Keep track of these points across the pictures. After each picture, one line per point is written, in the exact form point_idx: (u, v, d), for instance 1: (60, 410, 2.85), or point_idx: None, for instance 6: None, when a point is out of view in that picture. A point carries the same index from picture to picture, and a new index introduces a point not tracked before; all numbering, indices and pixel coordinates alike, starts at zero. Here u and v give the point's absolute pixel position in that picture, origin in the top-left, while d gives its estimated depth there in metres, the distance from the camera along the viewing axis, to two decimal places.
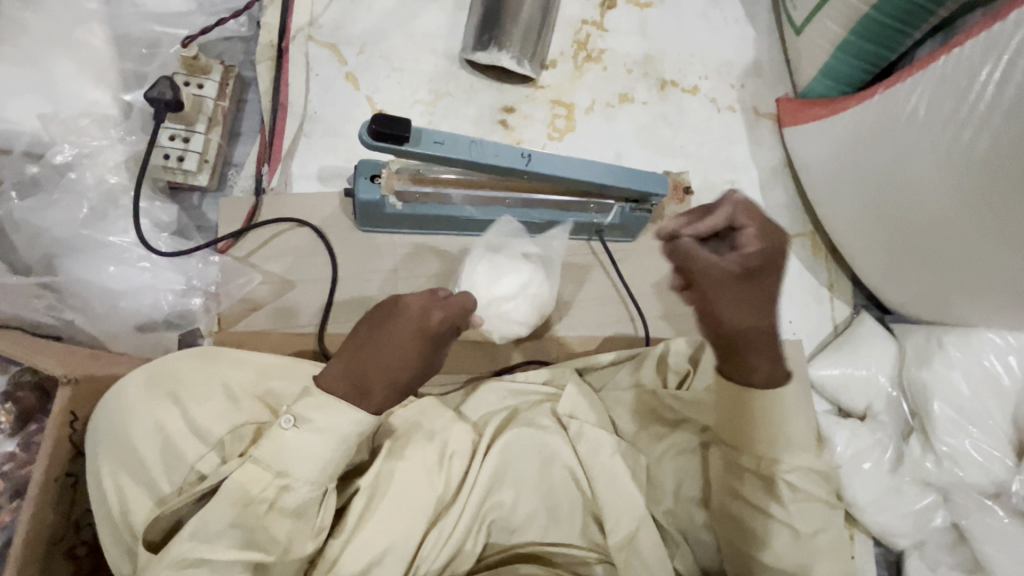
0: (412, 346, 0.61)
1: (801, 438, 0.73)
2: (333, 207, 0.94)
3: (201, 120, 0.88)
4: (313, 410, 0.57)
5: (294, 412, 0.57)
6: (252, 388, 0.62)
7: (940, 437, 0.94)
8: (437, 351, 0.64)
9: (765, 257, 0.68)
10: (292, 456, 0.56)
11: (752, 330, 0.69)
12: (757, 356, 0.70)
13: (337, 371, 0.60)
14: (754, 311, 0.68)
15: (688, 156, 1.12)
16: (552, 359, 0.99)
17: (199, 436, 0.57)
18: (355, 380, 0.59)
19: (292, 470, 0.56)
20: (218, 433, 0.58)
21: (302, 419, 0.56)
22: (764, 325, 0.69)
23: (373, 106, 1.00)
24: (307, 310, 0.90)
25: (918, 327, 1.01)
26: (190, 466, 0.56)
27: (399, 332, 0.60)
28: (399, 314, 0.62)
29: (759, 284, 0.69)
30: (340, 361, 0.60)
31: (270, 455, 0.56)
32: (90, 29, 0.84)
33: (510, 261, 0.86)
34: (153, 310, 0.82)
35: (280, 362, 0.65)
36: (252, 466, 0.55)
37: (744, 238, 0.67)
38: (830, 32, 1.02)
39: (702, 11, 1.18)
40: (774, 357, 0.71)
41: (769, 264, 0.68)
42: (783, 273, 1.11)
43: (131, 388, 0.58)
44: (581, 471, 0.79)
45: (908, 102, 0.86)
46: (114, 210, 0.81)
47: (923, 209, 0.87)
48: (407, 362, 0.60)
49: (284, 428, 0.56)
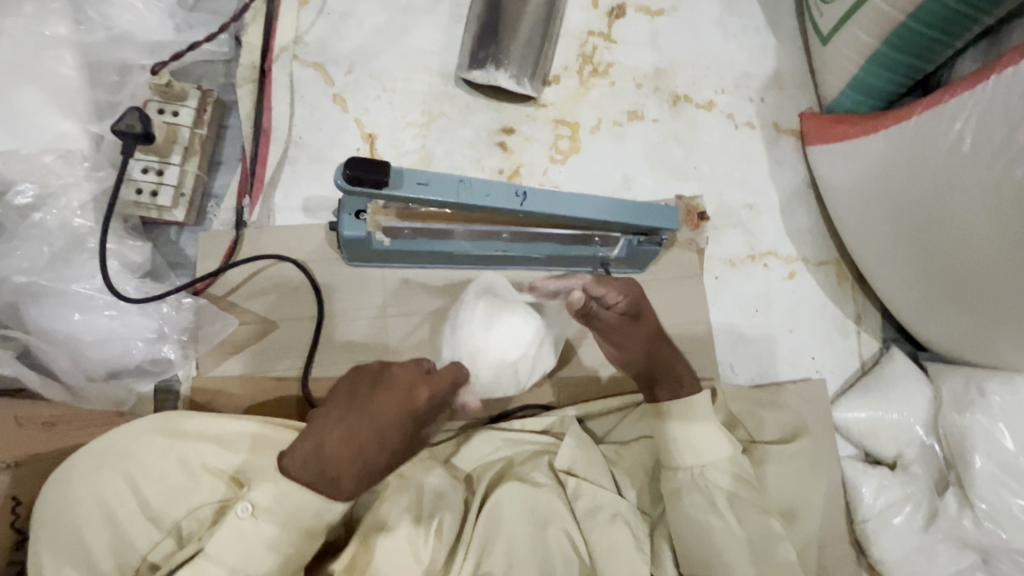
0: (392, 427, 0.59)
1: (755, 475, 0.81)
2: (318, 240, 0.88)
3: (176, 151, 0.83)
4: (275, 512, 0.55)
5: (252, 499, 0.55)
6: (207, 464, 0.60)
7: (979, 493, 0.86)
8: (419, 426, 0.62)
9: (636, 302, 0.76)
10: (241, 549, 0.54)
11: (640, 351, 0.77)
12: (658, 373, 0.78)
13: (304, 454, 0.56)
14: (642, 342, 0.77)
15: (702, 177, 1.04)
16: (553, 401, 0.94)
17: (152, 522, 0.56)
18: (324, 466, 0.56)
19: (244, 567, 0.54)
20: (172, 517, 0.57)
21: (263, 521, 0.55)
22: (654, 346, 0.78)
23: (362, 129, 0.94)
24: (290, 352, 0.84)
25: (955, 369, 0.92)
26: (141, 557, 0.55)
27: (381, 411, 0.58)
28: (384, 389, 0.60)
29: (648, 323, 0.77)
30: (309, 441, 0.57)
31: (222, 561, 0.54)
32: (59, 56, 0.80)
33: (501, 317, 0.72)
34: (122, 359, 0.77)
35: (244, 433, 0.63)
36: (202, 564, 0.53)
37: (609, 292, 0.74)
38: (861, 42, 0.92)
39: (719, 18, 1.09)
40: (676, 373, 0.79)
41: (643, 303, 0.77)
42: (806, 305, 1.03)
43: (77, 472, 0.56)
44: (579, 535, 0.74)
45: (950, 130, 0.77)
46: (79, 254, 0.76)
47: (963, 247, 0.79)
48: (383, 443, 0.59)
49: (241, 517, 0.54)
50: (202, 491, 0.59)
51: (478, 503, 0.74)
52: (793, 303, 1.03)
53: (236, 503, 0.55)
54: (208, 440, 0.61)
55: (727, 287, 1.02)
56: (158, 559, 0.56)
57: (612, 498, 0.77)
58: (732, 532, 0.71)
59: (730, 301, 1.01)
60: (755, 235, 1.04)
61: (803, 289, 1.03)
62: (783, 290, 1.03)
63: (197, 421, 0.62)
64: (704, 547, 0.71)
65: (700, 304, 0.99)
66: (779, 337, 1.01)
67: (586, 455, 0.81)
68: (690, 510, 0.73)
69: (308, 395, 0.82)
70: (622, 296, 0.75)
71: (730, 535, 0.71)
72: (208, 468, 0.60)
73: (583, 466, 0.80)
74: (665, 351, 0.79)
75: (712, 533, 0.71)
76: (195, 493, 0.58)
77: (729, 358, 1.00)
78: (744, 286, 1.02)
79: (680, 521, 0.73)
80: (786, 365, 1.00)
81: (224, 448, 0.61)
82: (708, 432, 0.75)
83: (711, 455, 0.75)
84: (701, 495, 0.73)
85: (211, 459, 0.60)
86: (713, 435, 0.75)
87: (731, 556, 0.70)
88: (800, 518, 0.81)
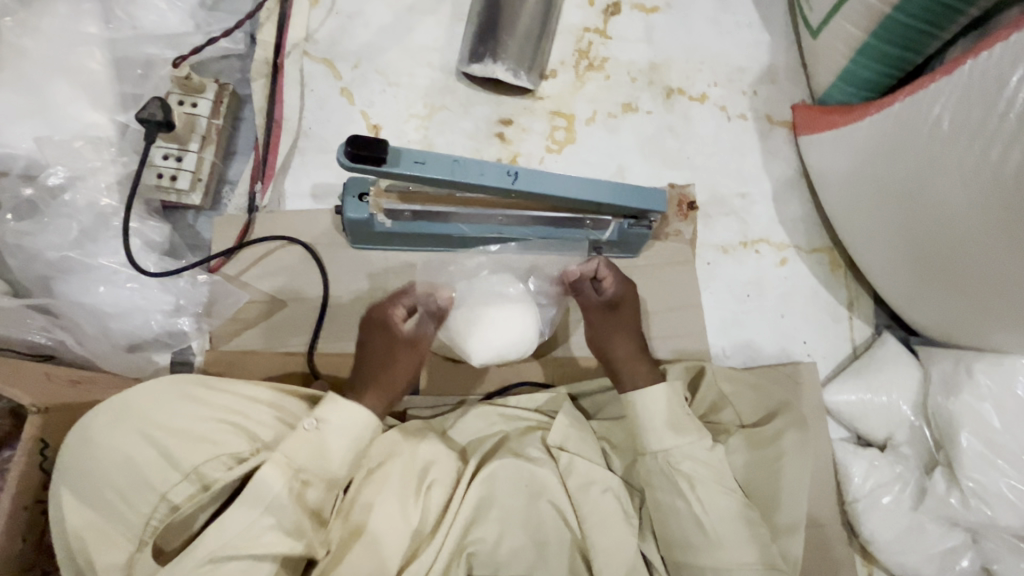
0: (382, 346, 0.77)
1: (758, 449, 0.81)
2: (324, 224, 0.93)
3: (194, 139, 0.89)
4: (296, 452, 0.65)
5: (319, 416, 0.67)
6: (227, 416, 0.67)
7: (967, 472, 0.86)
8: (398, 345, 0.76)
9: (622, 294, 0.85)
10: (309, 453, 0.66)
11: (613, 338, 0.83)
12: (628, 356, 0.82)
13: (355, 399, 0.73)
14: (619, 336, 0.83)
15: (694, 168, 1.07)
16: (548, 381, 0.97)
17: (172, 468, 0.62)
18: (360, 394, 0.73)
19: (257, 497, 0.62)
20: (190, 464, 0.63)
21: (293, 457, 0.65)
22: (620, 331, 0.83)
23: (367, 121, 0.99)
24: (298, 329, 0.90)
25: (944, 352, 0.94)
26: (161, 496, 0.62)
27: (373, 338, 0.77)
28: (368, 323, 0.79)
29: (624, 316, 0.84)
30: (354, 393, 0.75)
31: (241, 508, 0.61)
32: (89, 51, 0.87)
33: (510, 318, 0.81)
34: (142, 330, 0.82)
35: (264, 397, 0.72)
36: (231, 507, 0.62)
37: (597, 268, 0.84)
38: (848, 34, 0.95)
39: (712, 15, 1.13)
40: (643, 363, 0.82)
41: (626, 299, 0.85)
42: (798, 291, 1.05)
43: (98, 422, 0.63)
44: (567, 505, 0.77)
45: (930, 113, 0.80)
46: (105, 231, 0.82)
47: (945, 229, 0.82)
48: (388, 370, 0.75)
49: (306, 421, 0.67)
50: (215, 442, 0.65)
51: (467, 479, 0.76)
52: (785, 289, 1.05)
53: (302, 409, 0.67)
54: (227, 396, 0.68)
55: (720, 272, 1.04)
56: (177, 497, 0.62)
57: (598, 470, 0.79)
58: (721, 505, 0.74)
59: (722, 288, 1.04)
60: (747, 222, 1.06)
61: (794, 276, 1.05)
62: (776, 276, 1.05)
63: (211, 385, 0.69)
64: (693, 529, 0.73)
65: (691, 290, 1.02)
66: (771, 322, 1.03)
67: (578, 432, 0.83)
68: (681, 487, 0.74)
69: (315, 369, 0.88)
70: (615, 286, 0.84)
71: (725, 509, 0.74)
72: (229, 420, 0.67)
73: (574, 442, 0.82)
74: (639, 348, 0.83)
75: (702, 512, 0.73)
76: (216, 438, 0.65)
77: (721, 342, 1.02)
78: (736, 272, 1.05)
79: (662, 511, 0.75)
80: (778, 349, 1.02)
81: (245, 403, 0.69)
82: (678, 420, 0.77)
83: (683, 442, 0.76)
84: (677, 480, 0.75)
85: (234, 413, 0.68)
86: (683, 424, 0.77)
87: (721, 537, 0.72)
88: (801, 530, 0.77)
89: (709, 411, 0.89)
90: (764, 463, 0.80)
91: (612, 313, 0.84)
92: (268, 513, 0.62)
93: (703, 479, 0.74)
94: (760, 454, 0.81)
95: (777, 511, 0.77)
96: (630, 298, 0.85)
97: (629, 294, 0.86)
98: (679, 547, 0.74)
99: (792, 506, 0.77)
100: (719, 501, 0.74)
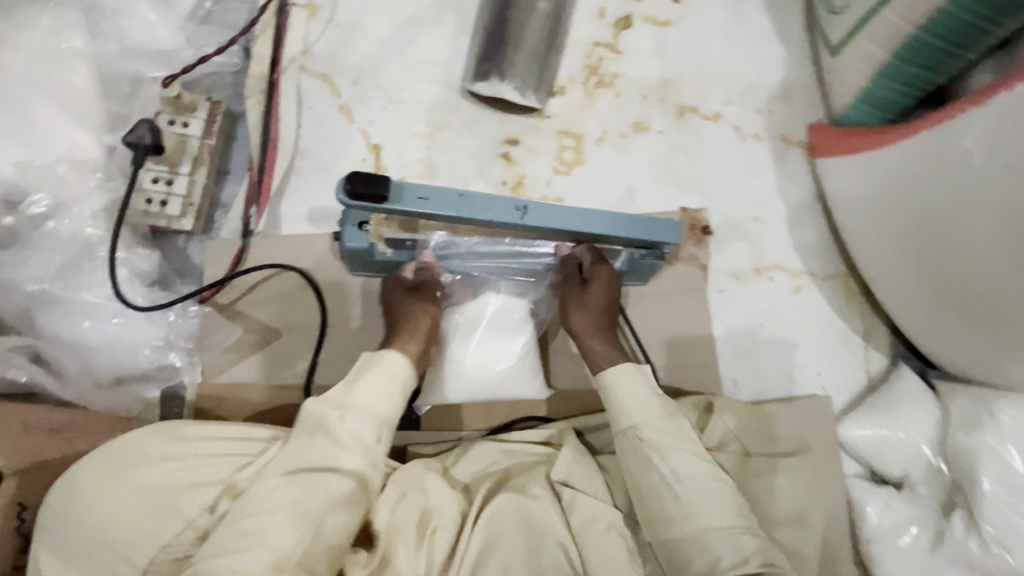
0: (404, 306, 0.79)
1: (762, 483, 0.81)
2: (322, 250, 0.89)
3: (185, 161, 0.85)
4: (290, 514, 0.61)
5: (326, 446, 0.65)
6: (223, 457, 0.65)
7: (987, 516, 0.83)
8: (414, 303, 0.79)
9: (603, 276, 0.81)
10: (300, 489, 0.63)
11: (585, 320, 0.83)
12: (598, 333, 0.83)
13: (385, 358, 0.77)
14: (590, 315, 0.82)
15: (707, 190, 1.03)
16: (553, 415, 0.92)
17: (165, 522, 0.60)
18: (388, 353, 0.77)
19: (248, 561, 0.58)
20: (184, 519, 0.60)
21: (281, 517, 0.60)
22: (595, 309, 0.82)
23: (367, 139, 0.95)
24: (296, 360, 0.86)
25: (964, 389, 0.90)
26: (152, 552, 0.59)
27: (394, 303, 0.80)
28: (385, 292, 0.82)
29: (600, 295, 0.82)
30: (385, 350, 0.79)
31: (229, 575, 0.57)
32: (75, 68, 0.83)
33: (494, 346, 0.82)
34: (130, 365, 0.79)
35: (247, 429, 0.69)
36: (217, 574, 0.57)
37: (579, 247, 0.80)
38: (870, 54, 0.91)
39: (726, 29, 1.08)
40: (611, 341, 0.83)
41: (605, 278, 0.81)
42: (813, 320, 1.01)
43: (83, 473, 0.60)
44: (574, 547, 0.72)
45: (960, 145, 0.76)
46: (89, 261, 0.78)
47: (970, 264, 0.78)
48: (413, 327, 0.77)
49: (311, 474, 0.64)
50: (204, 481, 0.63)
51: (471, 520, 0.73)
52: (798, 317, 1.01)
53: (306, 458, 0.65)
54: (219, 438, 0.67)
55: (732, 300, 1.01)
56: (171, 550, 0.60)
57: (606, 509, 0.75)
58: (725, 517, 0.68)
59: (734, 317, 1.00)
60: (761, 248, 1.03)
61: (809, 303, 1.02)
62: (790, 304, 1.01)
63: (201, 427, 0.67)
64: (687, 523, 0.68)
65: (701, 319, 0.98)
66: (783, 352, 1.00)
67: (582, 467, 0.78)
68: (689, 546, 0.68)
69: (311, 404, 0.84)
70: (594, 264, 0.81)
71: (721, 517, 0.68)
72: (215, 457, 0.65)
73: (579, 477, 0.77)
74: (602, 322, 0.83)
75: (691, 504, 0.69)
76: (210, 482, 0.63)
77: (732, 372, 0.99)
78: (749, 300, 1.01)
79: (651, 515, 0.71)
80: (791, 380, 0.99)
81: (239, 443, 0.67)
82: (644, 397, 0.76)
83: (655, 417, 0.74)
84: (651, 456, 0.72)
85: (228, 454, 0.66)
86: (650, 400, 0.76)
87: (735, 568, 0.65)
88: (809, 519, 0.79)
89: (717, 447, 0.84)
90: (764, 487, 0.80)
91: (587, 294, 0.81)
92: (321, 434, 0.66)
93: (686, 463, 0.71)
94: (763, 485, 0.80)
95: (776, 504, 0.80)
96: (604, 275, 0.81)
97: (603, 271, 0.81)
98: (666, 537, 0.69)
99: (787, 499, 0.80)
100: (699, 483, 0.70)
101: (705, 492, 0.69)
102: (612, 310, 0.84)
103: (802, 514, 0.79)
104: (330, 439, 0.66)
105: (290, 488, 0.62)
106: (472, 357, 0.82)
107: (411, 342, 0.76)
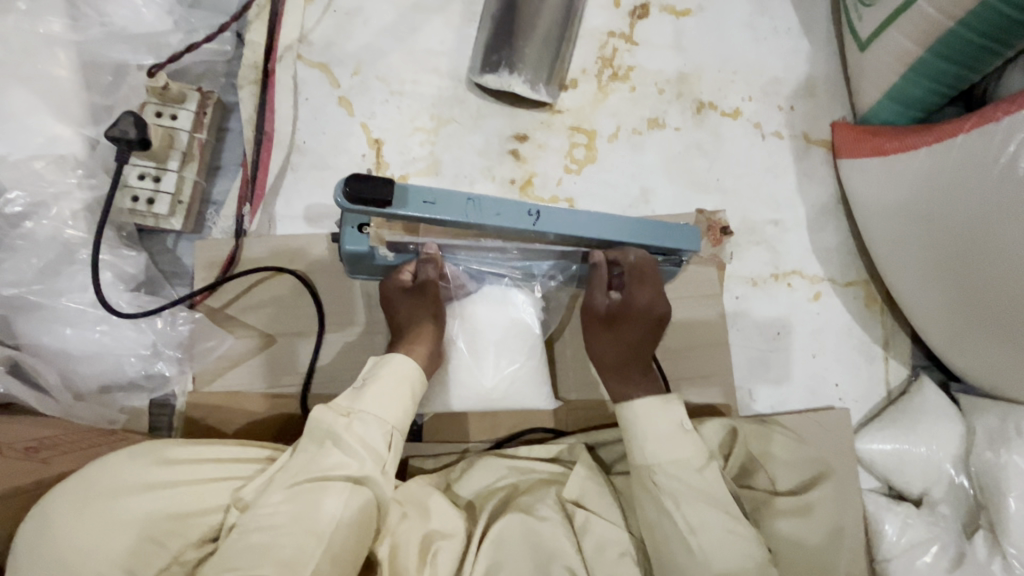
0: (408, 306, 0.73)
1: (782, 521, 0.76)
2: (319, 252, 0.84)
3: (174, 156, 0.81)
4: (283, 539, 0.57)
5: (325, 464, 0.62)
6: (213, 480, 0.63)
7: (1011, 538, 0.80)
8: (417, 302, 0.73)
9: (641, 308, 0.73)
10: (296, 516, 0.59)
11: (614, 340, 0.74)
12: (627, 362, 0.74)
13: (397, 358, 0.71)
14: (617, 338, 0.74)
15: (724, 191, 0.98)
16: (560, 427, 0.88)
17: (157, 547, 0.58)
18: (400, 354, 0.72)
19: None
20: (174, 544, 0.59)
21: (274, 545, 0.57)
22: (627, 336, 0.74)
23: (368, 134, 0.90)
24: (292, 368, 0.82)
25: (990, 404, 0.86)
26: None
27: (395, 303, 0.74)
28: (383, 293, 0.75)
29: (632, 324, 0.73)
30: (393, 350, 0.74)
31: None
32: (53, 54, 0.77)
33: (495, 349, 0.77)
34: (115, 373, 0.76)
35: (235, 449, 0.67)
36: None
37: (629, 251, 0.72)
38: (901, 49, 0.86)
39: (747, 20, 1.03)
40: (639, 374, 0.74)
41: (643, 314, 0.73)
42: (831, 328, 0.97)
43: (59, 507, 0.57)
44: (583, 568, 0.68)
45: (1002, 152, 0.71)
46: (69, 265, 0.74)
47: (1005, 280, 0.73)
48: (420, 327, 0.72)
49: (307, 499, 0.60)
50: (198, 506, 0.61)
51: (477, 539, 0.69)
52: (817, 326, 0.97)
53: (301, 480, 0.61)
54: (205, 461, 0.64)
55: (748, 307, 0.97)
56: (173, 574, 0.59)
57: (619, 531, 0.71)
58: (741, 548, 0.65)
59: (750, 326, 0.96)
60: (780, 252, 0.98)
61: (828, 311, 0.98)
62: (808, 311, 0.97)
63: (188, 449, 0.65)
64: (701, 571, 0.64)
65: (718, 327, 0.93)
66: (801, 362, 0.96)
67: (596, 484, 0.75)
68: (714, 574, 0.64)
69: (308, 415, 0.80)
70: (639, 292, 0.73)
71: (738, 566, 0.64)
72: (208, 481, 0.63)
73: (592, 496, 0.73)
74: (633, 356, 0.74)
75: (705, 549, 0.65)
76: (198, 508, 0.61)
77: (747, 382, 0.95)
78: (766, 307, 0.97)
79: (663, 557, 0.67)
80: (807, 391, 0.95)
81: (227, 466, 0.65)
82: (670, 434, 0.70)
83: (671, 456, 0.69)
84: (664, 501, 0.67)
85: (215, 478, 0.63)
86: (677, 438, 0.70)
87: None
88: (815, 510, 0.77)
89: (740, 474, 0.81)
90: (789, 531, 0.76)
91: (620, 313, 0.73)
92: (330, 443, 0.63)
93: (700, 497, 0.67)
94: (770, 524, 0.76)
95: (777, 496, 0.78)
96: (640, 306, 0.72)
97: (645, 303, 0.73)
98: None
99: (792, 491, 0.79)
100: (715, 532, 0.66)
101: (716, 524, 0.66)
102: (647, 351, 0.75)
103: (808, 505, 0.77)
104: (339, 448, 0.63)
105: (285, 514, 0.59)
106: (473, 364, 0.77)
107: (420, 343, 0.71)
